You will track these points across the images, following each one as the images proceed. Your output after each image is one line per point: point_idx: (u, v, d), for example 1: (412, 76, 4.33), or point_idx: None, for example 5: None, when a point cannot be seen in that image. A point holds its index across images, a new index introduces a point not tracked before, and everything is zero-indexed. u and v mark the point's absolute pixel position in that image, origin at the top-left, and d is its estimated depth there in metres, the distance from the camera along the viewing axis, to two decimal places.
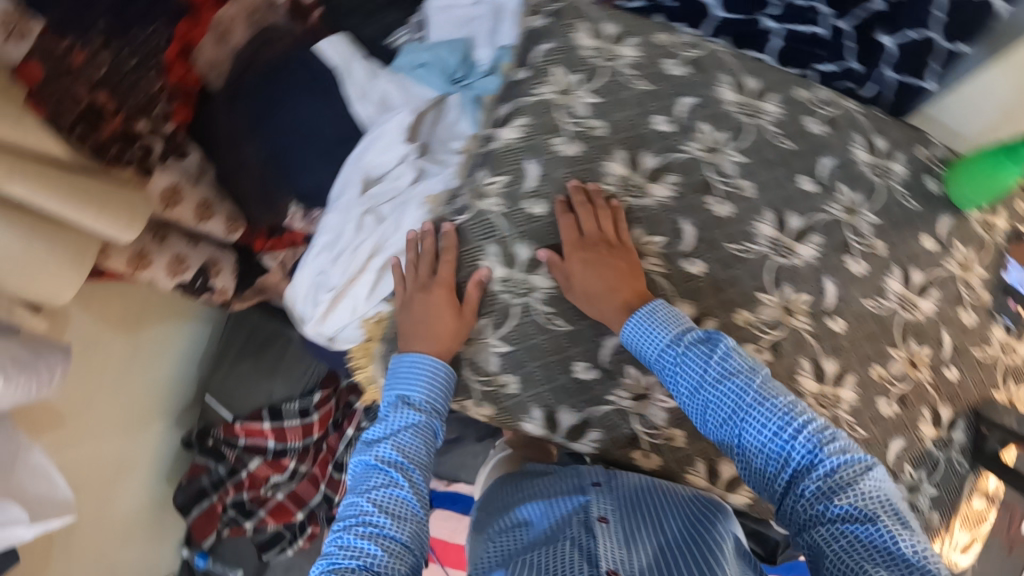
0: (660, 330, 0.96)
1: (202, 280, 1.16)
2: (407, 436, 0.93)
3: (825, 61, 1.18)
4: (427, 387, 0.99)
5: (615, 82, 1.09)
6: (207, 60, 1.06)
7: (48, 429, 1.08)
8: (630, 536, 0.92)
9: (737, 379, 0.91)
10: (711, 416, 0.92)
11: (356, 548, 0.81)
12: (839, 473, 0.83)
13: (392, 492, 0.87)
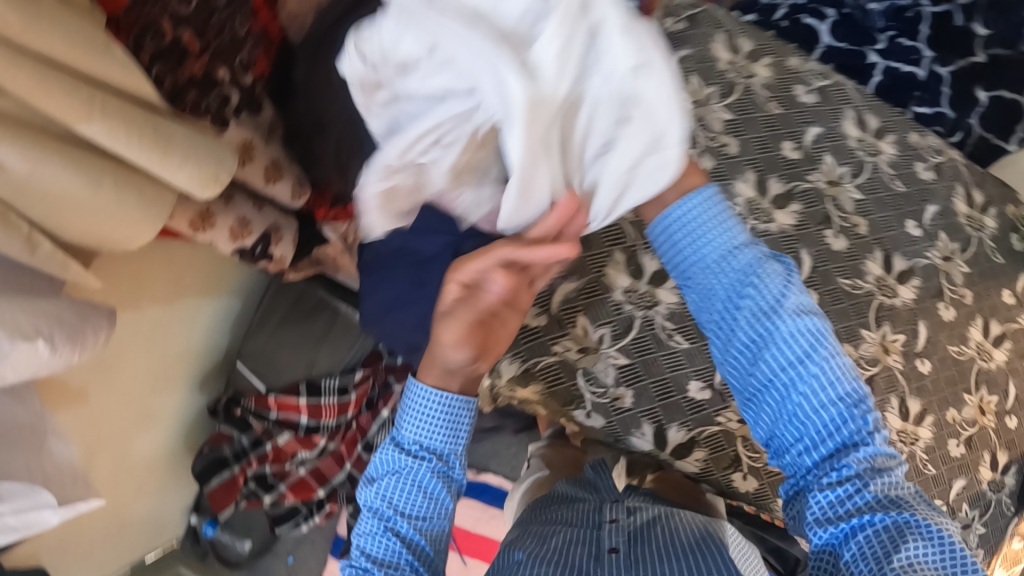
0: (710, 235, 0.83)
1: (261, 246, 1.06)
2: (425, 478, 0.89)
3: (923, 104, 1.44)
4: (428, 425, 0.88)
5: (750, 99, 1.11)
6: (291, 11, 0.94)
7: (73, 401, 1.07)
8: (642, 559, 0.92)
9: (762, 284, 0.82)
10: (746, 317, 0.82)
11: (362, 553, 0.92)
12: (805, 372, 0.81)
13: (401, 538, 0.90)
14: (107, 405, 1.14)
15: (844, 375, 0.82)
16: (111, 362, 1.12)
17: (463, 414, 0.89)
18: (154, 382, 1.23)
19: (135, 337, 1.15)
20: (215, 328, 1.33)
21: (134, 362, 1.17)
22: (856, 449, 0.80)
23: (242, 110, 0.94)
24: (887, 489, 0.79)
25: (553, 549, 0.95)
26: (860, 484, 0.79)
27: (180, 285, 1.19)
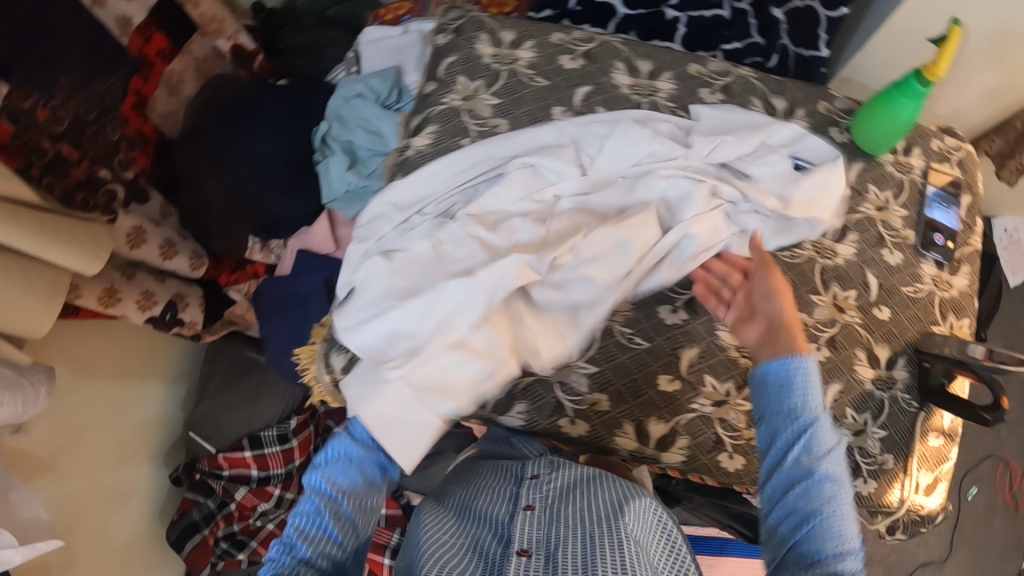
0: (794, 411, 0.68)
1: (170, 314, 1.14)
2: (336, 467, 0.79)
3: (734, 40, 1.11)
4: (360, 416, 0.85)
5: (516, 80, 0.92)
6: (162, 111, 1.17)
7: (40, 473, 1.02)
8: (551, 516, 0.92)
9: (813, 435, 0.66)
10: (796, 474, 0.66)
11: (282, 552, 0.72)
12: (834, 522, 0.64)
13: (330, 535, 0.74)
14: (79, 478, 1.11)
15: (849, 510, 0.65)
16: (77, 433, 1.10)
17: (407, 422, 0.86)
18: (115, 456, 1.20)
19: (88, 408, 1.12)
20: (166, 412, 1.33)
21: (92, 433, 1.14)
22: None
23: (131, 203, 1.09)
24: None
25: (474, 522, 0.95)
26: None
27: (118, 356, 1.20)
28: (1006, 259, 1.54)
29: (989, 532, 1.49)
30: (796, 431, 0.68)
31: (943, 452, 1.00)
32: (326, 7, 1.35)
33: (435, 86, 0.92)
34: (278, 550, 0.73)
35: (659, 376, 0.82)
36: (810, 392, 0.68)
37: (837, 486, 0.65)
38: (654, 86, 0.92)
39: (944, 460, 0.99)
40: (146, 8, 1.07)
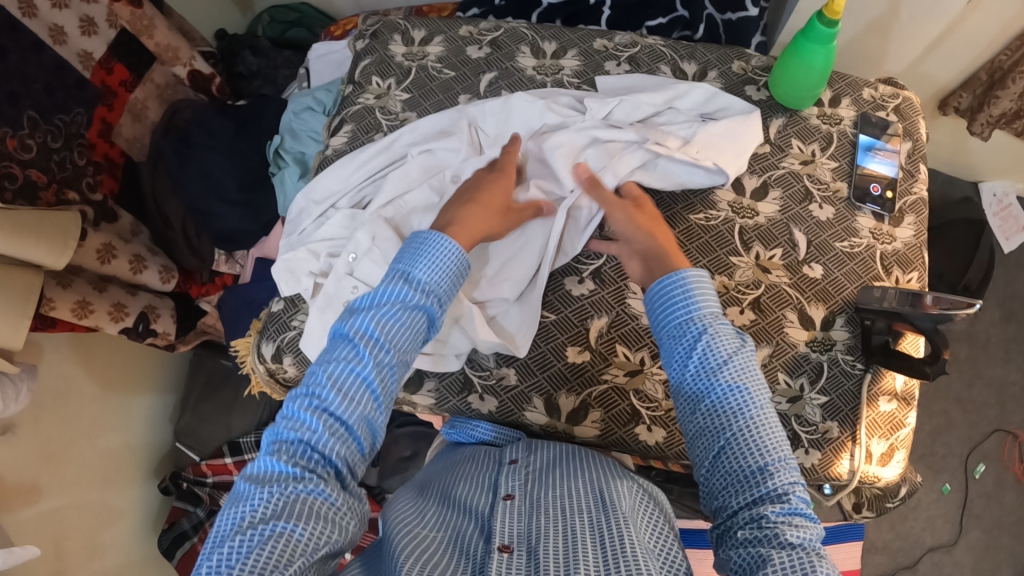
0: (687, 313, 0.69)
1: (143, 325, 1.20)
2: (392, 313, 0.67)
3: (657, 17, 1.14)
4: (433, 265, 0.70)
5: (423, 74, 0.99)
6: (128, 137, 1.22)
7: (32, 501, 1.08)
8: (538, 507, 0.70)
9: (708, 346, 0.66)
10: (693, 388, 0.66)
11: (304, 424, 0.62)
12: (749, 433, 0.62)
13: (365, 411, 0.64)
14: (65, 500, 1.15)
15: (767, 417, 0.63)
16: (59, 458, 1.14)
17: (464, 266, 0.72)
18: (109, 466, 1.27)
19: (76, 422, 1.19)
20: (153, 426, 1.39)
21: (83, 445, 1.20)
22: (767, 502, 0.59)
23: (101, 222, 1.14)
24: (800, 536, 0.57)
25: (451, 509, 0.74)
26: (775, 531, 0.57)
27: (104, 370, 1.27)
28: (997, 225, 1.50)
29: (1002, 510, 1.40)
30: (691, 342, 0.67)
31: (899, 419, 0.89)
32: (282, 31, 1.43)
33: (351, 88, 1.00)
34: (292, 427, 0.62)
35: (566, 348, 0.84)
36: (697, 302, 0.69)
37: (745, 395, 0.64)
38: (560, 64, 0.99)
39: (902, 427, 0.89)
40: (105, 41, 1.13)
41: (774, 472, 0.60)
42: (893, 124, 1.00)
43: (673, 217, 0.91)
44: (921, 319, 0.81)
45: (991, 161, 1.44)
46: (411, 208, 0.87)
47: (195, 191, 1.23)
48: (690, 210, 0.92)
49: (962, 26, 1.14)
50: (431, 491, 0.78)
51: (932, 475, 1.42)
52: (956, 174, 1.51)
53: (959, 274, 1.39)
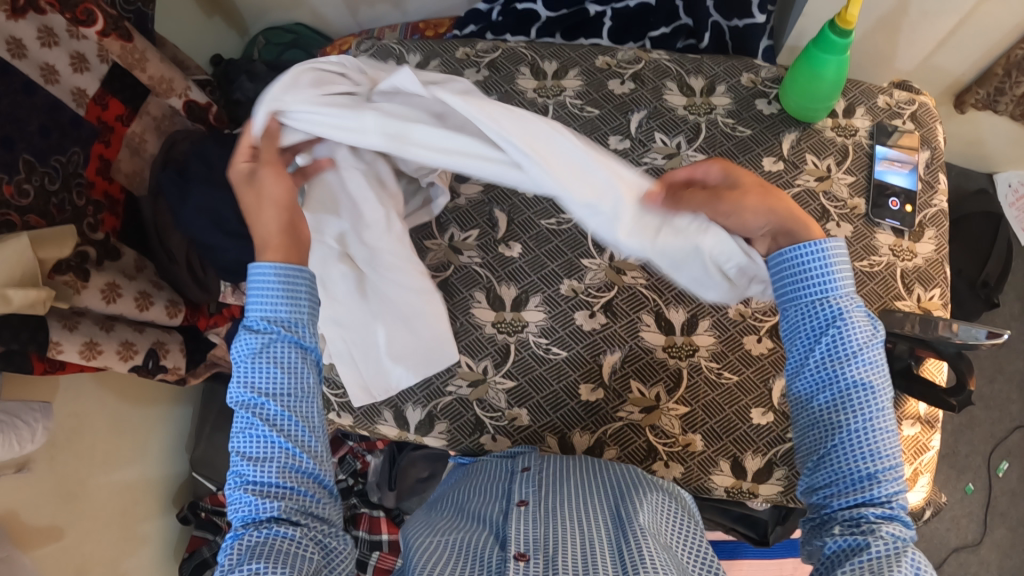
0: (819, 290, 0.66)
1: (152, 361, 1.19)
2: (252, 368, 0.67)
3: (659, 26, 1.10)
4: (277, 299, 0.68)
5: None
6: (127, 172, 1.21)
7: (50, 541, 1.07)
8: (554, 516, 0.70)
9: (840, 334, 0.64)
10: (819, 378, 0.65)
11: (243, 498, 0.65)
12: (866, 434, 0.62)
13: (284, 462, 0.66)
14: (84, 540, 1.15)
15: (886, 420, 0.63)
16: (76, 498, 1.14)
17: (303, 283, 0.70)
18: (127, 500, 1.26)
19: (92, 458, 1.18)
20: (169, 457, 1.39)
21: (100, 481, 1.20)
22: (867, 503, 0.61)
23: (104, 260, 1.13)
24: (895, 535, 0.59)
25: (467, 524, 0.74)
26: (869, 531, 0.59)
27: (118, 403, 1.26)
28: (1014, 217, 1.47)
29: None
30: (821, 326, 0.65)
31: (923, 443, 0.89)
32: (279, 53, 1.42)
33: None
34: (237, 504, 0.66)
35: (579, 386, 0.84)
36: (838, 282, 0.66)
37: (869, 392, 0.63)
38: (560, 85, 0.96)
39: (927, 450, 0.88)
40: (97, 77, 1.10)
41: (883, 477, 0.62)
42: (908, 132, 0.98)
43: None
44: (943, 345, 0.81)
45: (1007, 153, 1.41)
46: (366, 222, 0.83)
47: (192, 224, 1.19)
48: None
49: (975, 23, 1.11)
50: (444, 507, 0.79)
51: (954, 475, 1.40)
52: (970, 166, 1.48)
53: (978, 270, 1.36)
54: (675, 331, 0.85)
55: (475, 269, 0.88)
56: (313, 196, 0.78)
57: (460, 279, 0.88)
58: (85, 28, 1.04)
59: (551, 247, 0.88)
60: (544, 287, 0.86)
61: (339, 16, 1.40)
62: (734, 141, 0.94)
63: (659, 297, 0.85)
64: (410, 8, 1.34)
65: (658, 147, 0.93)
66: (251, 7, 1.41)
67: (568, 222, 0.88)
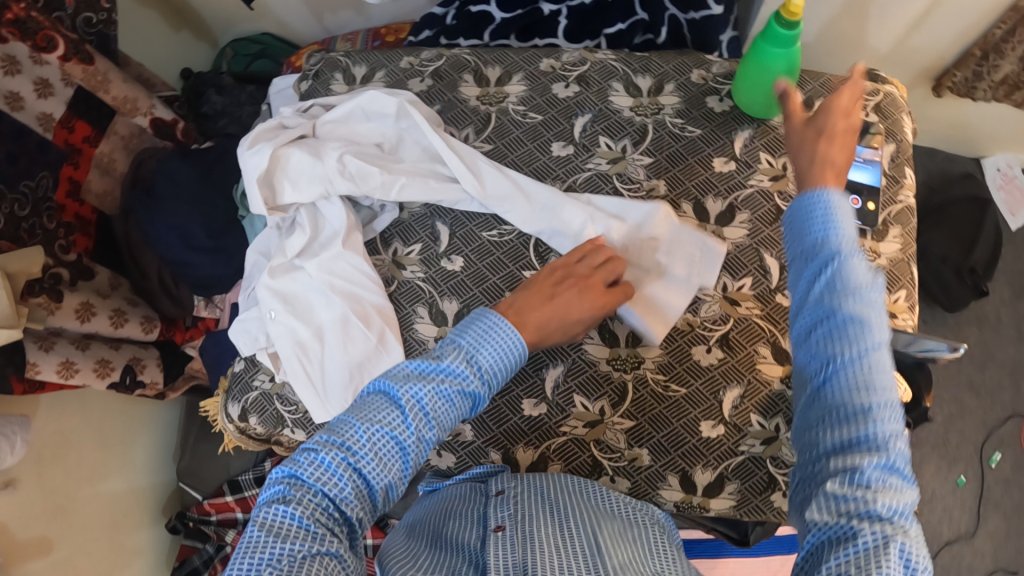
0: (823, 228, 0.58)
1: (130, 377, 1.22)
2: (446, 391, 0.64)
3: (615, 22, 1.07)
4: (500, 355, 0.68)
5: None
6: (98, 192, 1.22)
7: (40, 553, 1.08)
8: (531, 539, 0.68)
9: (836, 268, 0.55)
10: (813, 299, 0.55)
11: (331, 475, 0.58)
12: (862, 385, 0.51)
13: (392, 479, 0.60)
14: (76, 552, 1.15)
15: (882, 361, 0.51)
16: (64, 512, 1.15)
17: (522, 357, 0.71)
18: (116, 514, 1.27)
19: (79, 471, 1.19)
20: (158, 470, 1.41)
21: (88, 495, 1.21)
22: (864, 450, 0.49)
23: (77, 281, 1.15)
24: (893, 509, 0.47)
25: (441, 548, 0.72)
26: (863, 494, 0.47)
27: (102, 421, 1.27)
28: (1003, 200, 1.42)
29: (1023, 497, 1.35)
30: (816, 257, 0.57)
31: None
32: (247, 64, 1.42)
33: None
34: (315, 475, 0.58)
35: (522, 401, 0.85)
36: (838, 222, 0.58)
37: (865, 327, 0.52)
38: (503, 92, 0.94)
39: None
40: (63, 101, 1.10)
41: (878, 419, 0.49)
42: (875, 125, 0.94)
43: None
44: None
45: (995, 134, 1.36)
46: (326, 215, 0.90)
47: (162, 243, 1.20)
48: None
49: (942, 7, 1.07)
50: (416, 533, 0.76)
51: (946, 466, 1.36)
52: (957, 149, 1.44)
53: (964, 257, 1.31)
54: (619, 343, 0.86)
55: (418, 284, 0.89)
56: (283, 176, 0.88)
57: (403, 294, 0.89)
58: (47, 54, 1.05)
59: (492, 259, 0.88)
60: (486, 301, 0.87)
61: (304, 25, 1.40)
62: (684, 142, 0.91)
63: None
64: (372, 13, 1.32)
65: (602, 152, 0.91)
66: (219, 18, 1.41)
67: (510, 232, 0.89)
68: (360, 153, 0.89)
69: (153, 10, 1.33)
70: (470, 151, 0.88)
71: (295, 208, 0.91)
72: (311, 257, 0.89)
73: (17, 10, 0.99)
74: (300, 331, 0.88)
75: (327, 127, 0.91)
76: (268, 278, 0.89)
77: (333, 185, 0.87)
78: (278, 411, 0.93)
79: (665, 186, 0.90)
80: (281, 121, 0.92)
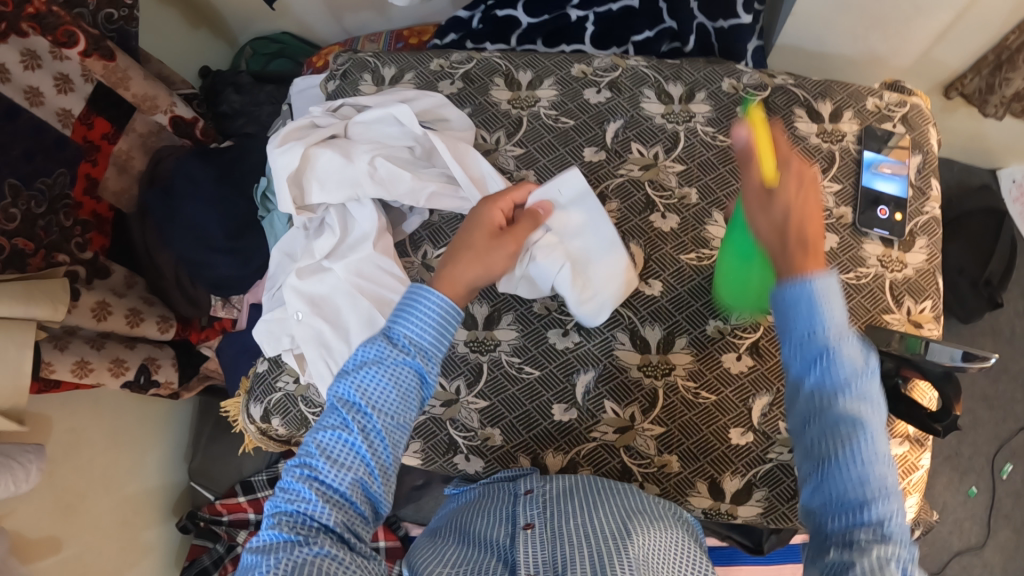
0: (814, 313, 0.56)
1: (144, 376, 1.20)
2: (374, 373, 0.65)
3: (642, 29, 1.08)
4: (426, 326, 0.68)
5: None
6: (115, 190, 1.20)
7: (49, 553, 1.07)
8: (561, 538, 0.68)
9: (832, 364, 0.54)
10: (809, 387, 0.54)
11: (300, 493, 0.62)
12: (857, 474, 0.50)
13: (358, 475, 0.63)
14: (85, 553, 1.14)
15: (881, 451, 0.51)
16: (75, 513, 1.13)
17: (454, 322, 0.70)
18: (127, 514, 1.25)
19: (91, 471, 1.17)
20: (170, 470, 1.39)
21: (99, 495, 1.19)
22: (860, 532, 0.48)
23: (93, 279, 1.14)
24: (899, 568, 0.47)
25: (471, 547, 0.72)
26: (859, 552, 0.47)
27: (116, 421, 1.25)
28: (1017, 213, 1.44)
29: None
30: (808, 349, 0.55)
31: (912, 462, 0.86)
32: (266, 64, 1.41)
33: None
34: (288, 497, 0.62)
35: (552, 406, 0.85)
36: (824, 312, 0.56)
37: (859, 428, 0.51)
38: (534, 96, 0.95)
39: (916, 470, 0.87)
40: (82, 97, 1.08)
41: (876, 506, 0.49)
42: (900, 134, 0.94)
43: (663, 259, 0.88)
44: (929, 364, 0.77)
45: (1011, 147, 1.37)
46: (355, 217, 0.90)
47: (180, 242, 1.19)
48: (680, 250, 0.88)
49: (966, 19, 1.08)
50: (446, 533, 0.76)
51: (957, 477, 1.37)
52: (972, 162, 1.45)
53: (980, 269, 1.32)
54: (650, 348, 0.85)
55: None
56: (314, 177, 0.87)
57: None
58: (67, 50, 1.03)
59: None
60: (516, 305, 0.87)
61: (324, 25, 1.39)
62: (715, 150, 0.91)
63: (634, 314, 0.86)
64: (394, 15, 1.32)
65: (633, 158, 0.91)
66: (238, 17, 1.41)
67: None
68: (390, 157, 0.89)
69: (174, 7, 1.32)
70: (494, 174, 0.87)
71: (323, 209, 0.91)
72: (340, 259, 0.88)
73: (39, 4, 0.97)
74: (326, 334, 0.88)
75: (358, 129, 0.91)
76: (297, 280, 0.88)
77: (363, 189, 0.87)
78: (303, 413, 0.92)
79: (696, 193, 0.90)
80: (311, 120, 0.91)
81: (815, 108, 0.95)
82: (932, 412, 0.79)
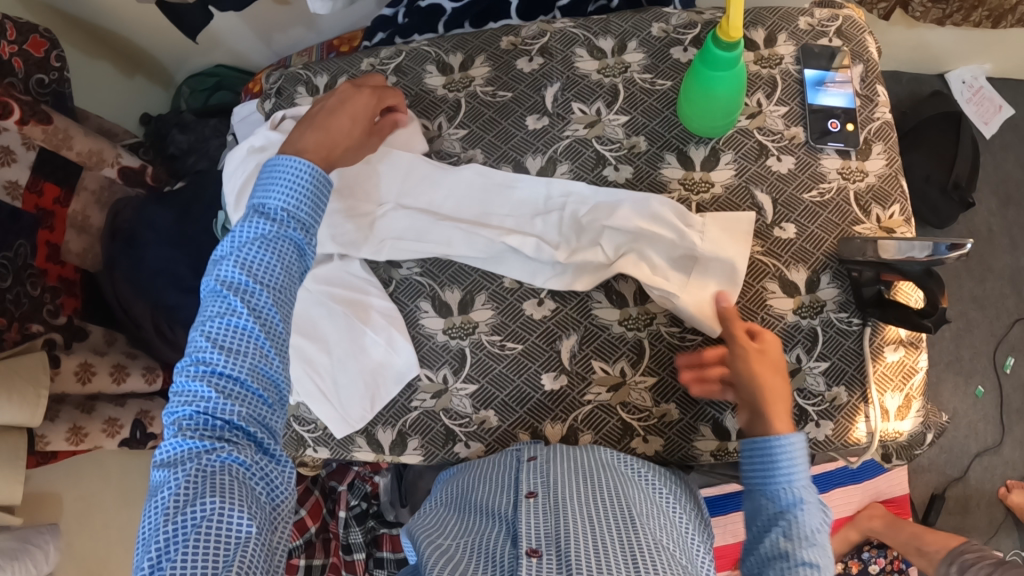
0: (782, 473, 0.68)
1: (140, 431, 1.18)
2: (256, 252, 0.68)
3: None
4: (303, 201, 0.72)
5: None
6: (77, 251, 1.19)
7: None
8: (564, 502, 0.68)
9: (794, 518, 0.66)
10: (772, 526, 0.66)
11: (196, 393, 0.63)
12: None
13: (257, 360, 0.65)
14: None
15: None
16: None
17: (324, 186, 0.74)
18: None
19: (106, 534, 1.16)
20: None
21: (120, 555, 1.18)
22: None
23: (72, 343, 1.13)
24: None
25: (473, 517, 0.71)
26: None
27: (127, 480, 1.23)
28: (973, 111, 1.44)
29: None
30: (777, 507, 0.67)
31: (910, 366, 0.86)
32: (206, 98, 1.40)
33: None
34: (185, 400, 0.63)
35: (541, 376, 0.86)
36: (796, 469, 0.68)
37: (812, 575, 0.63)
38: (469, 77, 0.94)
39: (915, 374, 0.86)
40: (28, 164, 1.06)
41: None
42: (839, 50, 0.93)
43: None
44: (908, 265, 0.78)
45: (956, 49, 1.37)
46: None
47: (152, 290, 1.18)
48: None
49: None
50: (449, 502, 0.76)
51: (963, 380, 1.37)
52: (922, 70, 1.44)
53: (947, 172, 1.32)
54: (628, 302, 0.86)
55: (416, 279, 0.90)
56: None
57: (404, 291, 0.90)
58: (2, 121, 1.02)
59: None
60: (487, 284, 0.88)
61: (255, 50, 1.39)
62: (656, 95, 0.91)
63: None
64: (322, 27, 1.32)
65: (577, 118, 0.91)
66: (171, 58, 1.40)
67: None
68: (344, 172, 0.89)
69: (102, 59, 1.31)
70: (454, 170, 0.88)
71: None
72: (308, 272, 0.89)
73: None
74: (304, 347, 0.87)
75: None
76: None
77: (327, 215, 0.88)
78: (296, 432, 0.90)
79: (645, 141, 0.90)
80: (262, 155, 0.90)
81: (748, 37, 0.95)
82: (919, 310, 0.79)
